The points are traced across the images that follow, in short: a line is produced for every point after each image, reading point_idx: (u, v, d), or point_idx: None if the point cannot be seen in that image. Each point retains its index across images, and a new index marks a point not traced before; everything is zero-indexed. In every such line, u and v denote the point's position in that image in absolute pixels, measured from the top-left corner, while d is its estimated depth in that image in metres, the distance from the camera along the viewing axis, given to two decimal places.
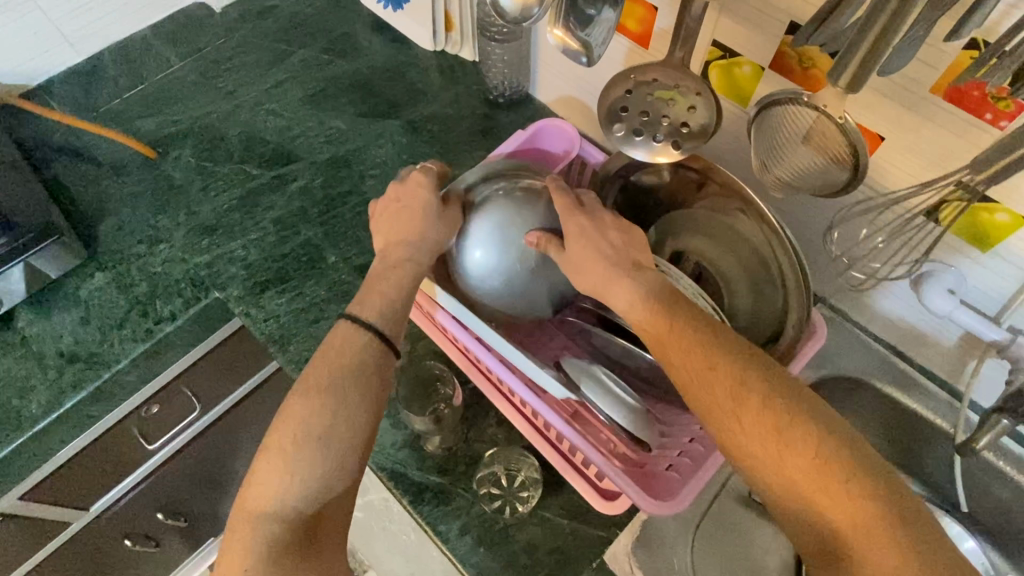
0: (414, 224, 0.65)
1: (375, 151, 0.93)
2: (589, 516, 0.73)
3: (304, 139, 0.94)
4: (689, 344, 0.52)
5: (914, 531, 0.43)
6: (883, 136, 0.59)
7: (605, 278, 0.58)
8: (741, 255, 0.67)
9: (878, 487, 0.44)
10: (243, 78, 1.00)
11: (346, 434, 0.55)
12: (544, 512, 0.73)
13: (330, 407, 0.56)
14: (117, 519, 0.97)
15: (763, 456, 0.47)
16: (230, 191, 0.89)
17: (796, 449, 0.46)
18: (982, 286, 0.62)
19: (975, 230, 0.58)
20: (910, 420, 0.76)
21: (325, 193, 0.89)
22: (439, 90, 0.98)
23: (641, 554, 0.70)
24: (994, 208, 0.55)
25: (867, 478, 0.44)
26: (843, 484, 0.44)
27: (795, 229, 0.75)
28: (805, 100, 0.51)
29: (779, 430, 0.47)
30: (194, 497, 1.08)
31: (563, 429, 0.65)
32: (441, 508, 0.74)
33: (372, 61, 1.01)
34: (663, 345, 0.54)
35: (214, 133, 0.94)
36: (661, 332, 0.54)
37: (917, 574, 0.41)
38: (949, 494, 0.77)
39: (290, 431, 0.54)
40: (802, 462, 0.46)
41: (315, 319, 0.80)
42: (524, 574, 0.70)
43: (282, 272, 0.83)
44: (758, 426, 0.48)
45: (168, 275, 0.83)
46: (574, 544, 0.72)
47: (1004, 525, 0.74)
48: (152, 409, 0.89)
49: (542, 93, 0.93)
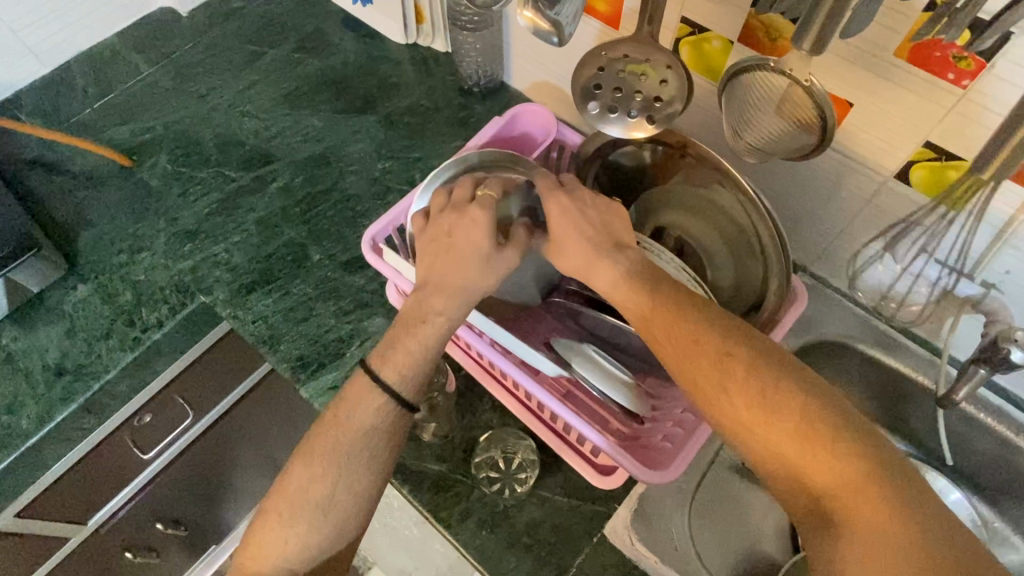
0: (456, 271, 0.58)
1: (352, 147, 0.91)
2: (587, 491, 0.70)
3: (280, 140, 0.93)
4: (673, 317, 0.52)
5: (902, 489, 0.42)
6: (851, 103, 0.61)
7: (587, 261, 0.56)
8: (722, 228, 0.66)
9: (865, 447, 0.44)
10: (215, 81, 0.98)
11: (353, 495, 0.56)
12: (544, 492, 0.70)
13: (330, 477, 0.56)
14: (119, 529, 0.98)
15: (752, 425, 0.46)
16: (209, 195, 0.88)
17: (781, 412, 0.46)
18: (954, 243, 0.65)
19: (946, 188, 0.60)
20: (897, 383, 0.77)
21: (306, 192, 0.88)
22: (414, 83, 0.96)
23: (640, 527, 0.66)
24: (961, 166, 0.58)
25: (854, 440, 0.44)
26: (828, 447, 0.44)
27: (774, 201, 0.76)
28: (772, 66, 0.51)
29: (764, 398, 0.46)
30: (190, 505, 1.09)
31: (554, 404, 0.62)
32: (440, 496, 0.70)
33: (344, 57, 0.99)
34: (647, 322, 0.53)
35: (189, 137, 0.93)
36: (645, 309, 0.53)
37: (907, 531, 0.41)
38: (935, 449, 0.79)
39: (291, 499, 0.56)
40: (787, 428, 0.45)
41: (304, 318, 0.79)
42: (528, 554, 0.67)
43: (267, 272, 0.82)
44: (742, 394, 0.47)
45: (152, 283, 0.82)
46: (574, 521, 0.69)
47: (990, 478, 0.76)
48: (145, 418, 0.89)
49: (517, 80, 0.92)
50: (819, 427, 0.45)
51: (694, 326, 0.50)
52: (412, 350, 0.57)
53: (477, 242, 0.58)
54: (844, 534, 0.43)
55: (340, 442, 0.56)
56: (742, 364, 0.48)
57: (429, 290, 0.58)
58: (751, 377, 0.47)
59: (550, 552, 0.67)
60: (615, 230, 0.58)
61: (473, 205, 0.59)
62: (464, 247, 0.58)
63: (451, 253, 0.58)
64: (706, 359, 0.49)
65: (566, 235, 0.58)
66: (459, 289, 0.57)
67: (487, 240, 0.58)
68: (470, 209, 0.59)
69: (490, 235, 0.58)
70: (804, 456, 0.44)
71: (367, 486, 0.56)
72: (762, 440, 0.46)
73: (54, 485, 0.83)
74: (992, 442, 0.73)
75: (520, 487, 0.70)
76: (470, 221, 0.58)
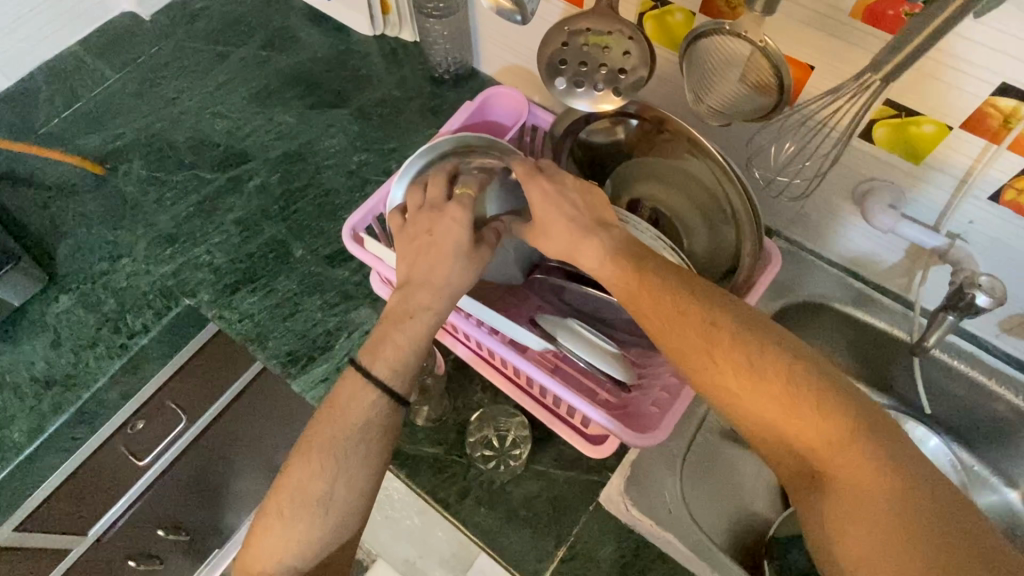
0: (439, 267, 0.59)
1: (327, 142, 0.92)
2: (580, 462, 0.72)
3: (254, 138, 0.93)
4: (658, 292, 0.53)
5: (886, 446, 0.44)
6: (812, 66, 0.62)
7: (572, 240, 0.57)
8: (696, 196, 0.67)
9: (850, 408, 0.45)
10: (183, 83, 0.98)
11: (353, 490, 0.56)
12: (539, 465, 0.72)
13: (328, 472, 0.55)
14: (120, 537, 0.98)
15: (739, 392, 0.48)
16: (186, 198, 0.88)
17: (764, 379, 0.47)
18: (923, 200, 0.67)
19: (907, 145, 0.63)
20: (873, 338, 0.79)
21: (283, 189, 0.88)
22: (384, 74, 0.97)
23: (635, 494, 0.68)
24: (921, 121, 0.60)
25: (839, 401, 0.45)
26: (813, 408, 0.45)
27: (745, 169, 0.77)
28: (727, 29, 0.52)
29: (750, 366, 0.47)
30: (190, 511, 1.09)
31: (545, 379, 0.63)
32: (437, 477, 0.71)
33: (312, 52, 0.99)
34: (634, 298, 0.54)
35: (161, 142, 0.93)
36: (630, 285, 0.54)
37: (891, 485, 0.42)
38: (913, 399, 0.82)
39: (289, 495, 0.55)
40: (773, 392, 0.46)
41: (290, 313, 0.79)
42: (527, 528, 0.69)
43: (250, 271, 0.83)
44: (727, 363, 0.48)
45: (135, 289, 0.83)
46: (570, 492, 0.70)
47: (966, 422, 0.79)
48: (138, 424, 0.88)
49: (487, 65, 0.93)
50: (804, 394, 0.46)
51: (677, 299, 0.52)
52: (402, 345, 0.58)
53: (456, 238, 0.59)
54: (833, 494, 0.44)
55: (329, 439, 0.56)
56: (726, 334, 0.49)
57: (413, 287, 0.59)
58: (735, 349, 0.48)
59: (549, 523, 0.69)
60: (595, 209, 0.59)
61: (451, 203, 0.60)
62: (443, 243, 0.59)
63: (434, 249, 0.59)
64: (689, 332, 0.50)
65: (548, 217, 0.59)
66: (440, 279, 0.58)
67: (465, 237, 0.59)
68: (450, 207, 0.60)
69: (468, 232, 0.59)
70: (790, 422, 0.46)
71: (366, 480, 0.56)
72: (748, 408, 0.47)
73: (51, 497, 0.83)
74: (967, 388, 0.76)
75: (515, 463, 0.71)
76: (447, 217, 0.59)
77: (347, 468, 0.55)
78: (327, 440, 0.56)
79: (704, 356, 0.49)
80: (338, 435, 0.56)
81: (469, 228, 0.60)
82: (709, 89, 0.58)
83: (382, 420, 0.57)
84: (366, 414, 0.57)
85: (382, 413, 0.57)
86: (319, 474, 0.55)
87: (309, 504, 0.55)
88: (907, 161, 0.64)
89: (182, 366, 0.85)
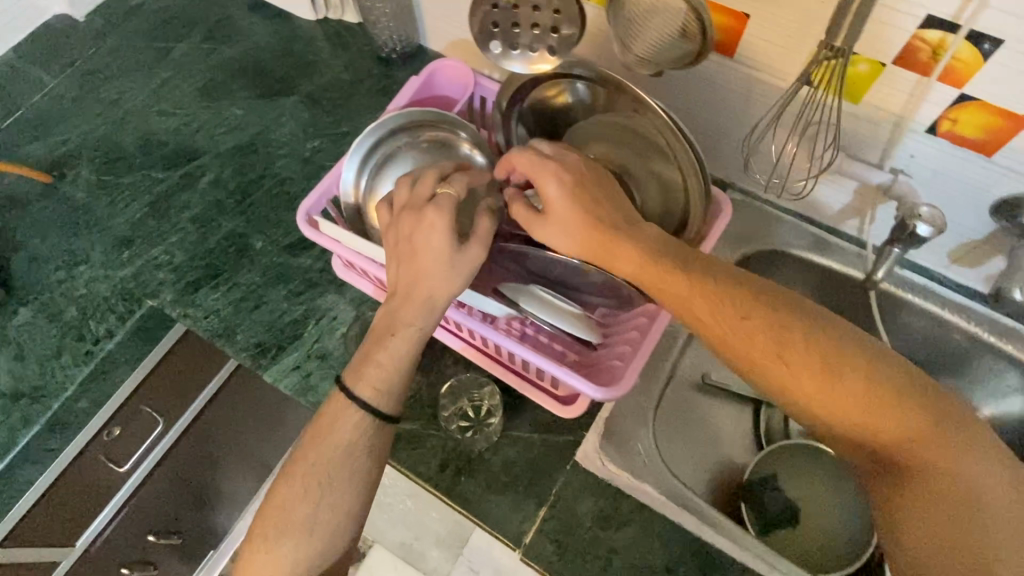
0: (426, 278, 0.57)
1: (278, 131, 0.91)
2: (554, 425, 0.73)
3: (203, 133, 0.91)
4: (711, 293, 0.51)
5: (964, 433, 0.46)
6: (747, 14, 0.63)
7: (600, 244, 0.56)
8: (645, 153, 0.68)
9: (929, 400, 0.46)
10: (126, 83, 0.96)
11: (339, 510, 0.58)
12: (515, 431, 0.73)
13: (315, 493, 0.57)
14: (111, 546, 0.98)
15: (817, 395, 0.48)
16: (140, 199, 0.87)
17: (806, 355, 0.48)
18: (907, 151, 0.67)
19: (845, 85, 0.64)
20: (832, 280, 0.81)
21: (237, 182, 0.87)
22: (330, 58, 0.95)
23: (610, 450, 0.70)
24: (855, 60, 0.61)
25: (920, 397, 0.46)
26: (895, 403, 0.46)
27: (694, 123, 0.78)
28: None
29: (827, 369, 0.48)
30: (183, 516, 1.07)
31: (511, 344, 0.63)
32: (416, 452, 0.72)
33: (255, 41, 0.97)
34: (688, 304, 0.52)
35: (109, 144, 0.91)
36: (682, 290, 0.52)
37: (973, 474, 0.45)
38: None
39: (278, 519, 0.57)
40: (857, 394, 0.47)
41: (256, 305, 0.79)
42: (507, 491, 0.70)
43: (212, 267, 0.82)
44: (764, 342, 0.49)
45: (95, 295, 0.81)
46: (547, 454, 0.72)
47: (926, 352, 0.81)
48: (115, 431, 0.88)
49: (433, 41, 0.92)
50: (847, 367, 0.47)
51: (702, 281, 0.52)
52: (384, 364, 0.59)
53: (435, 239, 0.57)
54: (915, 485, 0.46)
55: (311, 472, 0.57)
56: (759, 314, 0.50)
57: (400, 299, 0.59)
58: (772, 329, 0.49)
59: (529, 485, 0.70)
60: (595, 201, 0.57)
61: (432, 203, 0.58)
62: (424, 249, 0.57)
63: (415, 259, 0.58)
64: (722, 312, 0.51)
65: (558, 203, 0.58)
66: (426, 292, 0.57)
67: (449, 241, 0.57)
68: (431, 206, 0.58)
69: (450, 234, 0.57)
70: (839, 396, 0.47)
71: (352, 499, 0.58)
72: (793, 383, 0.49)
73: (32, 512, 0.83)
74: (922, 319, 0.78)
75: (491, 431, 0.73)
76: (430, 220, 0.58)
77: (329, 499, 0.57)
78: (308, 477, 0.57)
79: (741, 336, 0.50)
80: (318, 465, 0.57)
81: (451, 227, 0.57)
82: (634, 36, 0.60)
83: (367, 437, 0.58)
84: (352, 435, 0.58)
85: (367, 432, 0.58)
86: (303, 511, 0.57)
87: (292, 542, 0.57)
88: (846, 101, 0.65)
89: (152, 370, 0.85)
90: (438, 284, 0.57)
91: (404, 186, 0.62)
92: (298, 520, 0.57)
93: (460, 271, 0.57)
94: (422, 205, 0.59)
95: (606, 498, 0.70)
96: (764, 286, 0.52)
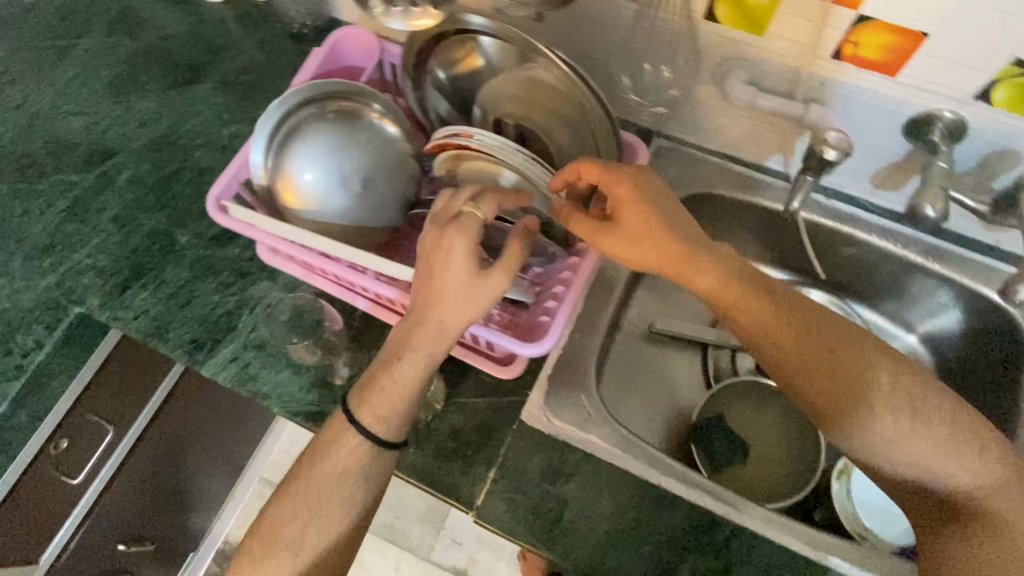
0: (466, 300, 0.57)
1: (193, 120, 0.88)
2: (498, 387, 0.73)
3: (115, 130, 0.88)
4: (817, 330, 0.59)
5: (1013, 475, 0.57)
6: None
7: (682, 255, 0.59)
8: (557, 110, 0.68)
9: (984, 433, 0.57)
10: (29, 86, 0.92)
11: (330, 537, 0.64)
12: (460, 398, 0.73)
13: (308, 523, 0.64)
14: (78, 559, 0.99)
15: (893, 434, 0.57)
16: (56, 204, 0.84)
17: (761, 306, 0.59)
18: (869, 100, 0.66)
19: (743, 14, 0.63)
20: (762, 218, 0.82)
21: (156, 177, 0.85)
22: (241, 40, 0.92)
23: (554, 405, 0.71)
24: None
25: (983, 433, 0.57)
26: (962, 442, 0.56)
27: (609, 73, 0.78)
28: None
29: (901, 397, 0.57)
30: (152, 521, 1.10)
31: None
32: None
33: (161, 30, 0.94)
34: (791, 349, 0.58)
35: (17, 151, 0.87)
36: (786, 328, 0.59)
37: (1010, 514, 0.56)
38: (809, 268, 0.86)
39: (276, 549, 0.64)
40: (931, 429, 0.56)
41: (186, 301, 0.77)
42: (456, 457, 0.70)
43: (137, 267, 0.80)
44: (729, 301, 0.59)
45: (19, 306, 0.78)
46: (495, 417, 0.72)
47: (858, 279, 0.83)
48: (62, 445, 0.89)
49: (344, 13, 0.89)
50: (783, 307, 0.60)
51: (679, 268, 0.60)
52: (392, 394, 0.62)
53: (458, 251, 0.57)
54: (960, 529, 0.57)
55: (316, 513, 0.63)
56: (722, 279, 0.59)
57: (414, 321, 0.60)
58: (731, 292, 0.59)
59: (478, 449, 0.71)
60: (660, 229, 0.59)
61: (463, 216, 0.58)
62: (443, 268, 0.57)
63: (434, 281, 0.58)
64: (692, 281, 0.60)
65: (626, 217, 0.60)
66: (453, 320, 0.58)
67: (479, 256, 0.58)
68: (458, 224, 0.58)
69: (469, 259, 0.57)
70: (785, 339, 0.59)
71: (339, 524, 0.65)
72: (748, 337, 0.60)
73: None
74: (851, 248, 0.79)
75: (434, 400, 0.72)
76: (466, 235, 0.57)
77: (316, 526, 0.64)
78: (311, 512, 0.64)
79: (707, 299, 0.60)
80: (321, 495, 0.63)
81: (471, 234, 0.57)
82: None
83: (363, 465, 0.64)
84: (343, 465, 0.63)
85: (360, 460, 0.63)
86: (307, 543, 0.64)
87: (281, 559, 0.64)
88: (749, 32, 0.65)
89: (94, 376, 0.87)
90: (453, 299, 0.57)
91: (433, 211, 0.61)
92: (300, 549, 0.64)
93: (483, 297, 0.57)
94: (453, 215, 0.58)
95: (553, 453, 0.69)
96: (755, 271, 0.61)
